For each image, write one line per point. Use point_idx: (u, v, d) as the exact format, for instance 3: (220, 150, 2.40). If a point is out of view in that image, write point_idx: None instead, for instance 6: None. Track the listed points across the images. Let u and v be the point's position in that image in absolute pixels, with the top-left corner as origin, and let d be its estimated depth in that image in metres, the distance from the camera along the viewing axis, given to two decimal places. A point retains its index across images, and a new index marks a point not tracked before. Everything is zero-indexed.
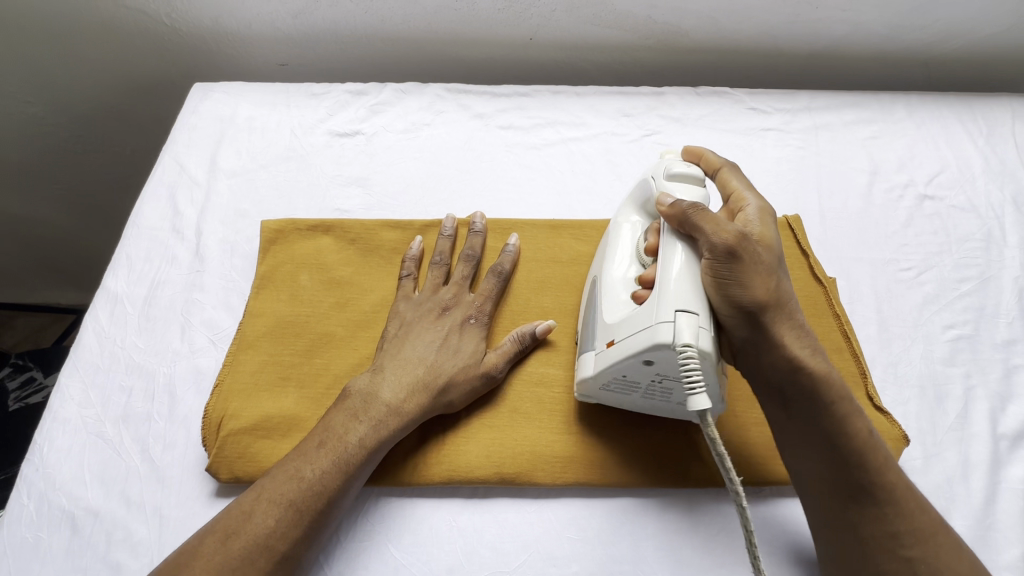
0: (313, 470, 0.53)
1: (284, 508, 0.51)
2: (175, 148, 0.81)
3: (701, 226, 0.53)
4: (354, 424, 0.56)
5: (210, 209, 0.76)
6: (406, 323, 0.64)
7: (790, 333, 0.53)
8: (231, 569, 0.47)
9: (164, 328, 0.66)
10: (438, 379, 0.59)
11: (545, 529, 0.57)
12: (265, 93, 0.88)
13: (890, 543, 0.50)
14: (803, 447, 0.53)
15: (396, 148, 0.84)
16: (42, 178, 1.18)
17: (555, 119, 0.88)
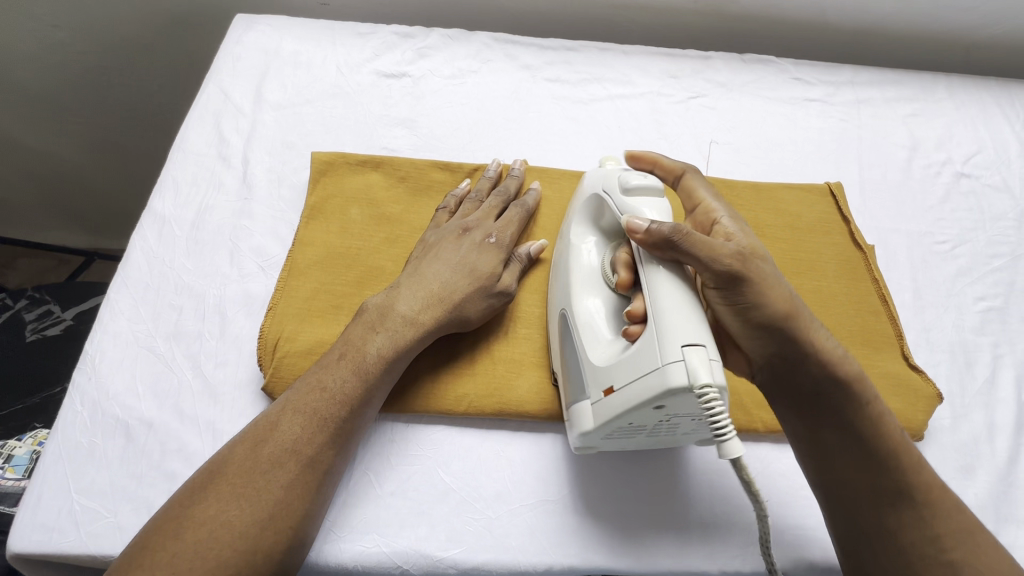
0: (334, 380, 0.53)
1: (310, 418, 0.51)
2: (220, 77, 0.80)
3: (691, 248, 0.48)
4: (372, 335, 0.56)
5: (257, 139, 0.75)
6: (432, 246, 0.63)
7: (822, 335, 0.51)
8: (262, 472, 0.48)
9: (213, 252, 0.66)
10: (453, 293, 0.59)
11: (589, 463, 0.58)
12: (310, 29, 0.87)
13: (932, 549, 0.47)
14: (835, 458, 0.50)
15: (443, 93, 0.83)
16: (63, 109, 1.15)
17: (602, 76, 0.87)
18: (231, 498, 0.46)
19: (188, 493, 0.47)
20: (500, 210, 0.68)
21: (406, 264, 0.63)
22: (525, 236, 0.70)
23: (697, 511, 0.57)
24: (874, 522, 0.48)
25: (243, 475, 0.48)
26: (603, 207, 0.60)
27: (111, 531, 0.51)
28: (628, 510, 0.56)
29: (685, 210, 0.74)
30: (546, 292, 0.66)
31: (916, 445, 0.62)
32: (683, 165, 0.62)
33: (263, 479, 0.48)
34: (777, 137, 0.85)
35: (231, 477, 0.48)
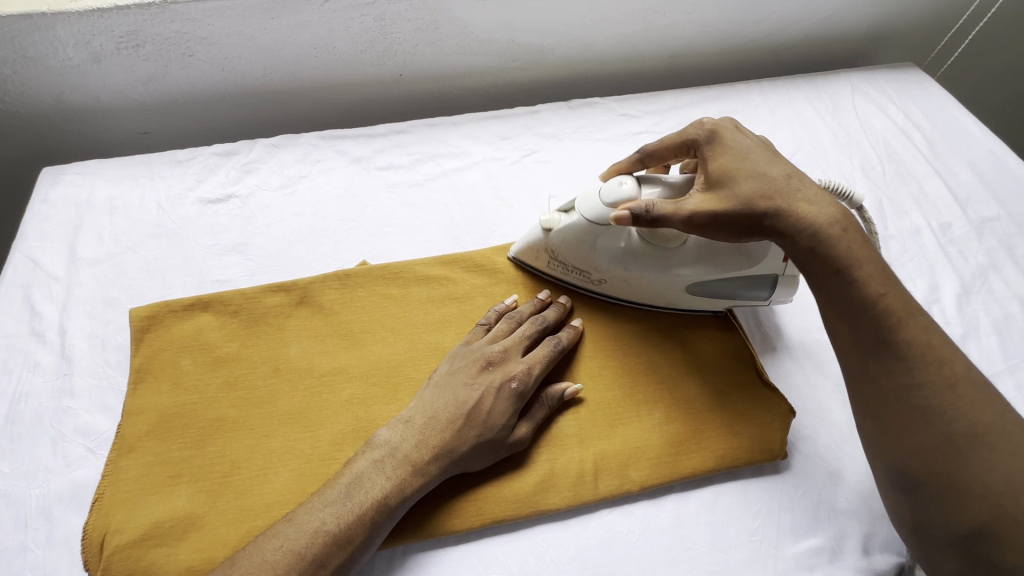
0: (336, 522, 0.52)
1: (304, 561, 0.50)
2: (26, 243, 0.75)
3: (665, 212, 0.59)
4: (378, 472, 0.55)
5: (74, 303, 0.71)
6: (464, 386, 0.60)
7: (805, 206, 0.57)
8: None
9: (31, 446, 0.61)
10: (464, 437, 0.57)
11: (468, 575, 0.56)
12: (126, 169, 0.83)
13: (901, 398, 0.52)
14: (848, 326, 0.55)
15: (274, 206, 0.81)
16: None
17: (435, 152, 0.88)
18: None
19: None
20: (529, 340, 0.64)
21: (430, 394, 0.60)
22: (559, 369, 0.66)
23: None
24: (865, 360, 0.55)
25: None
26: (598, 232, 0.65)
27: None
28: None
29: (529, 275, 0.74)
30: (402, 399, 0.65)
31: (783, 462, 0.63)
32: (635, 152, 0.68)
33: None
34: None
35: None
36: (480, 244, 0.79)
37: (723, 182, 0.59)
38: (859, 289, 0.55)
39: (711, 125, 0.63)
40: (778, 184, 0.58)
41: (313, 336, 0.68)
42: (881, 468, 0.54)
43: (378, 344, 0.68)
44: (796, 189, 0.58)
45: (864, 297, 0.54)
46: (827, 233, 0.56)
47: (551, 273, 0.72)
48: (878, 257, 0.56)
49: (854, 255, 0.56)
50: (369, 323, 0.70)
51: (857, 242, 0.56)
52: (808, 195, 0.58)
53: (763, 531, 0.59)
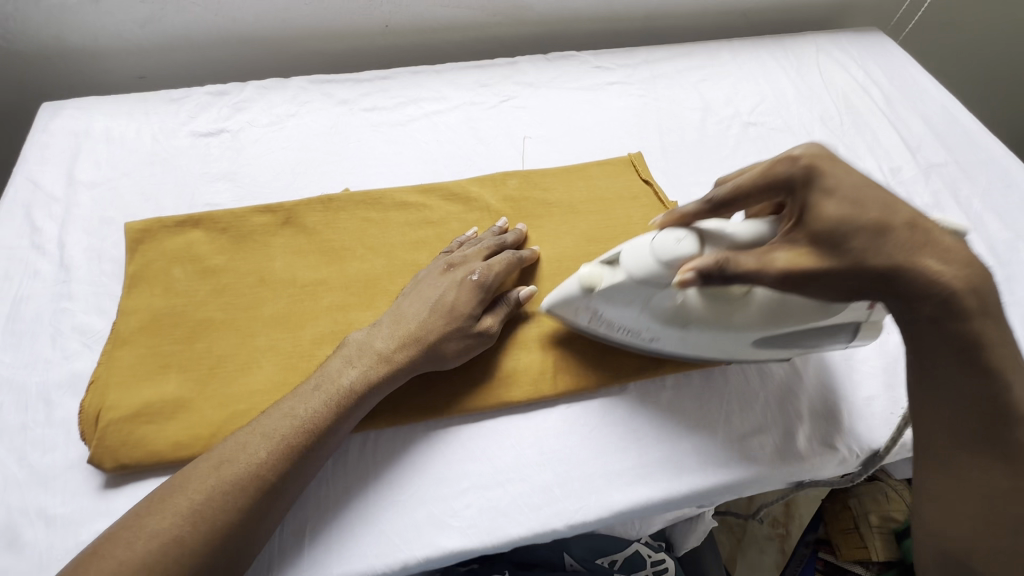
0: (307, 410, 0.56)
1: (276, 443, 0.54)
2: (28, 168, 0.80)
3: (745, 271, 0.51)
4: (347, 369, 0.59)
5: (72, 221, 0.75)
6: (435, 289, 0.65)
7: (930, 259, 0.48)
8: (221, 492, 0.51)
9: (31, 341, 0.65)
10: (428, 329, 0.62)
11: (435, 457, 0.61)
12: (122, 105, 0.88)
13: (991, 497, 0.49)
14: (953, 409, 0.50)
15: (263, 141, 0.86)
16: None
17: (417, 97, 0.92)
18: (186, 515, 0.49)
19: (141, 510, 0.50)
20: (490, 253, 0.70)
21: (401, 308, 0.64)
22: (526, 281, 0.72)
23: (539, 475, 0.61)
24: (965, 443, 0.50)
25: (199, 491, 0.50)
26: (648, 290, 0.56)
27: None
28: (474, 488, 0.60)
29: (502, 204, 0.79)
30: (378, 307, 0.70)
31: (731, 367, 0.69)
32: (703, 201, 0.59)
33: (220, 499, 0.50)
34: (585, 122, 0.92)
35: (178, 495, 0.50)
36: (457, 177, 0.83)
37: (831, 238, 0.49)
38: (969, 327, 0.48)
39: (807, 159, 0.52)
40: (908, 229, 0.48)
41: (297, 252, 0.73)
42: (924, 535, 0.53)
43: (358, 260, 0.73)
44: (926, 236, 0.48)
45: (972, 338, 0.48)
46: (959, 307, 0.47)
47: (582, 324, 0.64)
48: (1008, 336, 0.49)
49: (991, 337, 0.48)
50: (350, 242, 0.74)
51: (994, 320, 0.48)
52: (943, 252, 0.48)
53: (708, 422, 0.65)
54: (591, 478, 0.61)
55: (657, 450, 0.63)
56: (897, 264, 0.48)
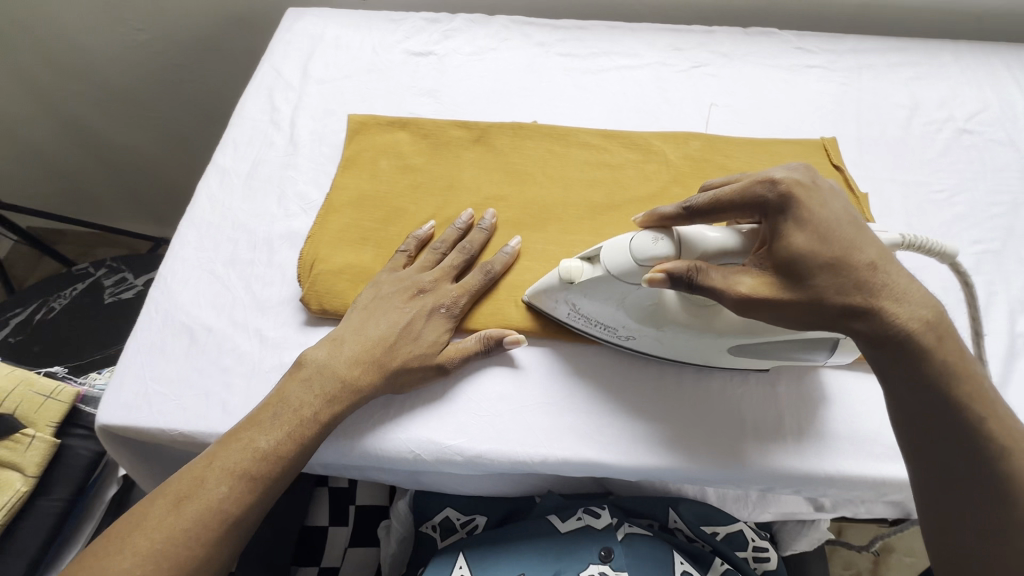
0: (267, 440, 0.57)
1: (237, 476, 0.55)
2: (273, 59, 0.93)
3: (713, 287, 0.50)
4: (311, 400, 0.59)
5: (303, 107, 0.87)
6: (398, 308, 0.65)
7: (896, 292, 0.48)
8: (188, 530, 0.52)
9: (263, 196, 0.77)
10: (390, 354, 0.62)
11: (569, 379, 0.66)
12: (350, 18, 0.99)
13: (988, 534, 0.48)
14: (939, 458, 0.48)
15: (464, 67, 0.93)
16: (155, 103, 1.42)
17: (611, 50, 0.95)
18: (150, 555, 0.51)
19: (97, 551, 0.51)
20: (458, 270, 0.68)
21: (364, 321, 0.64)
22: None
23: (677, 418, 0.64)
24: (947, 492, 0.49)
25: (160, 532, 0.52)
26: (623, 287, 0.57)
27: (177, 411, 0.62)
28: (528, 429, 0.63)
29: (682, 161, 0.80)
30: (549, 231, 0.74)
31: None
32: (676, 205, 0.55)
33: (183, 536, 0.52)
34: (777, 99, 0.89)
35: (134, 533, 0.52)
36: (639, 129, 0.85)
37: (795, 268, 0.48)
38: (930, 367, 0.47)
39: (786, 183, 0.50)
40: (867, 274, 0.48)
41: (484, 167, 0.79)
42: None
43: (539, 185, 0.77)
44: (882, 280, 0.47)
45: (937, 374, 0.47)
46: (924, 343, 0.47)
47: (561, 317, 0.65)
48: (976, 376, 0.48)
49: (955, 373, 0.48)
50: (532, 168, 0.79)
51: (956, 356, 0.48)
52: (903, 292, 0.48)
53: (811, 411, 0.64)
54: (676, 436, 0.63)
55: (801, 427, 0.63)
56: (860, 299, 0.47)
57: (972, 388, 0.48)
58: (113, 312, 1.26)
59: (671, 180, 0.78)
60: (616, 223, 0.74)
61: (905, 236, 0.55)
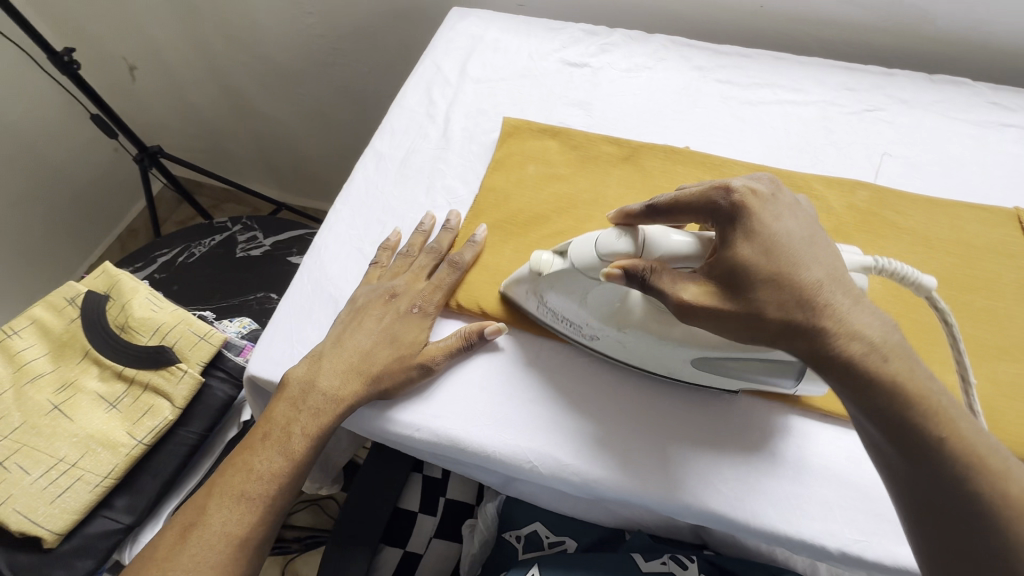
0: (258, 461, 0.62)
1: (234, 499, 0.60)
2: (435, 54, 0.97)
3: (659, 286, 0.49)
4: (295, 417, 0.62)
5: (458, 104, 0.89)
6: (376, 316, 0.66)
7: (844, 307, 0.45)
8: (194, 553, 0.58)
9: (414, 184, 0.80)
10: (370, 360, 0.63)
11: (701, 417, 0.62)
12: (511, 22, 1.01)
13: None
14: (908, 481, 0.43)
15: (618, 83, 0.92)
16: (308, 84, 1.54)
17: (775, 82, 0.90)
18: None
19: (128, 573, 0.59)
20: (429, 270, 0.70)
21: (342, 338, 0.65)
22: None
23: (820, 486, 0.58)
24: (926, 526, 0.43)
25: (172, 557, 0.58)
26: (586, 281, 0.56)
27: None
28: (586, 464, 0.60)
29: (846, 211, 0.74)
30: None
31: None
32: (644, 204, 0.56)
33: (193, 562, 0.58)
34: (963, 157, 0.81)
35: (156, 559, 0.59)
36: (799, 170, 0.80)
37: (735, 278, 0.47)
38: (870, 385, 0.43)
39: (739, 194, 0.49)
40: (805, 289, 0.46)
41: (629, 188, 0.77)
42: None
43: None
44: (826, 297, 0.45)
45: (889, 393, 0.43)
46: (862, 360, 0.43)
47: (534, 312, 0.65)
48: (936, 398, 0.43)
49: (906, 391, 0.43)
50: None
51: (907, 372, 0.43)
52: (848, 308, 0.45)
53: None
54: (776, 504, 0.57)
55: None
56: (800, 310, 0.45)
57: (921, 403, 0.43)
58: (242, 266, 1.37)
59: (833, 228, 0.73)
60: None
61: (876, 261, 0.53)
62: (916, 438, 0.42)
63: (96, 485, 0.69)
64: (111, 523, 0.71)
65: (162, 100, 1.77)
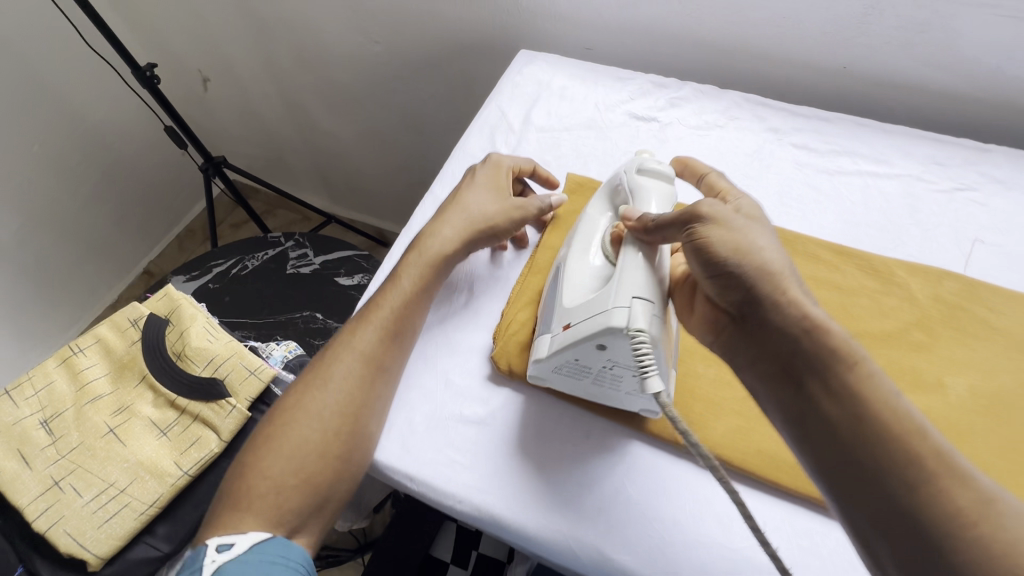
0: (336, 367, 0.62)
1: (316, 402, 0.61)
2: (500, 98, 0.96)
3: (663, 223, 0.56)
4: (359, 329, 0.65)
5: (521, 153, 0.89)
6: (464, 179, 0.76)
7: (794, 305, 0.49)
8: (288, 453, 0.58)
9: None
10: (415, 281, 0.68)
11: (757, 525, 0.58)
12: (578, 69, 1.00)
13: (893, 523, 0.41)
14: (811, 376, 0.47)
15: (687, 141, 0.89)
16: (368, 106, 1.57)
17: (855, 151, 0.85)
18: (267, 480, 0.57)
19: (228, 488, 0.58)
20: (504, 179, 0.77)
21: (418, 237, 0.71)
22: (935, 403, 0.62)
23: None
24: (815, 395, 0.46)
25: (270, 460, 0.58)
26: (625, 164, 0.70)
27: None
28: (637, 558, 0.57)
29: (931, 303, 0.69)
30: None
31: None
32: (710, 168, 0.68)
33: (290, 459, 0.58)
34: None
35: (250, 466, 0.58)
36: (878, 252, 0.76)
37: (705, 256, 0.53)
38: (783, 321, 0.49)
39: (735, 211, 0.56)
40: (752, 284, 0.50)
41: None
42: None
43: None
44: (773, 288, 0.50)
45: (808, 354, 0.47)
46: (783, 305, 0.49)
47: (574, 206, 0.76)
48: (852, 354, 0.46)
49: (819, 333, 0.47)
50: None
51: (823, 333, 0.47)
52: (793, 297, 0.49)
53: None
54: None
55: None
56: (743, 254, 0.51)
57: (843, 339, 0.46)
58: (291, 283, 1.40)
59: (914, 321, 0.68)
60: None
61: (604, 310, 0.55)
62: (848, 416, 0.44)
63: (141, 513, 0.70)
64: (151, 551, 0.72)
65: (230, 111, 1.84)
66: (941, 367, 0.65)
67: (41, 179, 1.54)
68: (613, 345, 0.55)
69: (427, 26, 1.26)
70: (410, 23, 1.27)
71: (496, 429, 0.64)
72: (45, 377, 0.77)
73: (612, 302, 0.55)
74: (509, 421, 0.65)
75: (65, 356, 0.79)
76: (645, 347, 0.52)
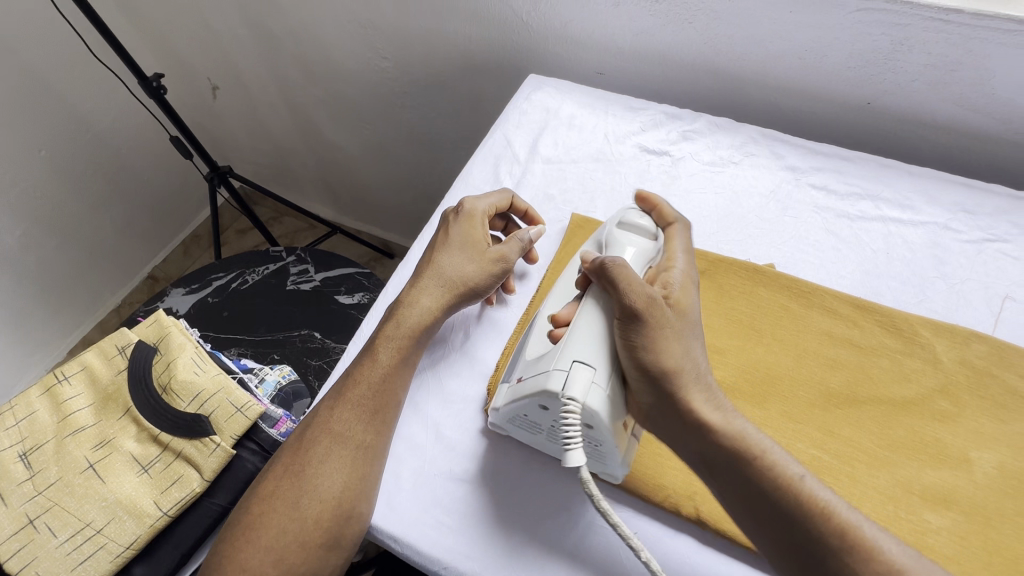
0: (314, 450, 0.59)
1: (292, 491, 0.57)
2: (506, 126, 0.93)
3: (614, 283, 0.57)
4: (335, 409, 0.61)
5: (525, 186, 0.86)
6: (440, 234, 0.72)
7: (698, 394, 0.53)
8: (269, 548, 0.55)
9: None
10: (396, 353, 0.64)
11: None
12: (588, 97, 0.96)
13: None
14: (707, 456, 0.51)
15: (699, 178, 0.85)
16: (375, 121, 1.55)
17: (878, 194, 0.80)
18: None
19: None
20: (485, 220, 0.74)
21: (395, 307, 0.67)
22: (959, 480, 0.58)
23: None
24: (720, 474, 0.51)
25: (251, 554, 0.55)
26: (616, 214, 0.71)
27: None
28: None
29: (958, 367, 0.64)
30: (769, 410, 0.63)
31: None
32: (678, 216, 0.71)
33: (267, 557, 0.55)
34: None
35: (233, 559, 0.55)
36: (901, 307, 0.72)
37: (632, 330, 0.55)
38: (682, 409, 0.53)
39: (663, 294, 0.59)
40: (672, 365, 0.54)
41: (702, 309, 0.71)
42: None
43: (765, 347, 0.67)
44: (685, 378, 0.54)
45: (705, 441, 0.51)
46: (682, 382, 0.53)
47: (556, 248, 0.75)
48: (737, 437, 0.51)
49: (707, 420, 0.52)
50: (761, 324, 0.69)
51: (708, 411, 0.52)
52: (699, 381, 0.54)
53: None
54: None
55: None
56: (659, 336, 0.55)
57: (735, 433, 0.51)
58: (291, 300, 1.38)
59: (938, 386, 0.63)
60: (852, 422, 0.62)
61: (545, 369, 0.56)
62: (753, 500, 0.49)
63: (116, 556, 0.67)
64: None
65: (238, 120, 1.83)
66: (967, 440, 0.60)
67: (46, 187, 1.53)
68: (551, 405, 0.55)
69: (436, 44, 1.23)
70: (419, 40, 1.25)
71: (485, 488, 0.61)
72: (27, 407, 0.76)
73: (552, 365, 0.55)
74: (500, 479, 0.61)
75: (50, 385, 0.78)
76: (574, 417, 0.52)
